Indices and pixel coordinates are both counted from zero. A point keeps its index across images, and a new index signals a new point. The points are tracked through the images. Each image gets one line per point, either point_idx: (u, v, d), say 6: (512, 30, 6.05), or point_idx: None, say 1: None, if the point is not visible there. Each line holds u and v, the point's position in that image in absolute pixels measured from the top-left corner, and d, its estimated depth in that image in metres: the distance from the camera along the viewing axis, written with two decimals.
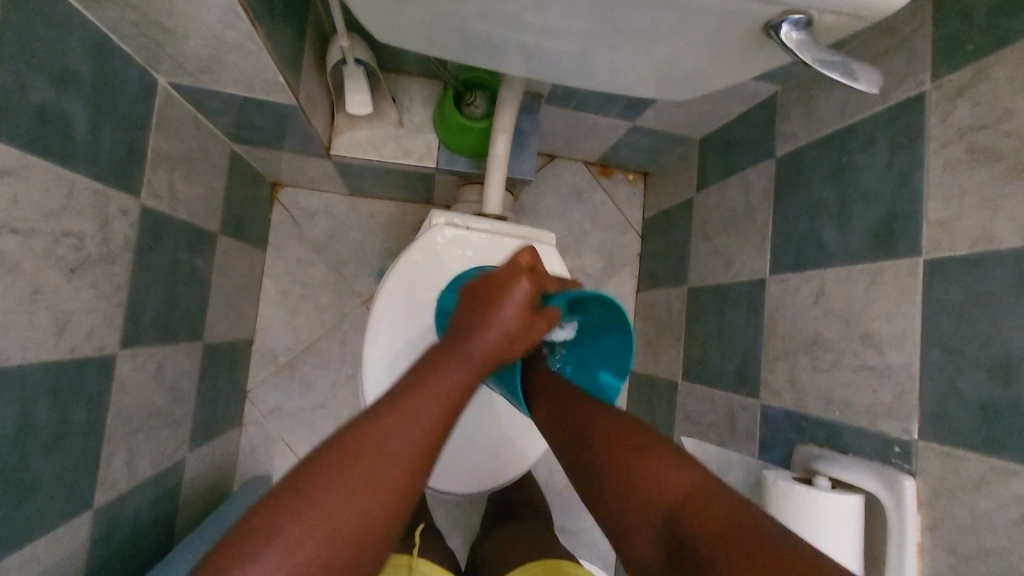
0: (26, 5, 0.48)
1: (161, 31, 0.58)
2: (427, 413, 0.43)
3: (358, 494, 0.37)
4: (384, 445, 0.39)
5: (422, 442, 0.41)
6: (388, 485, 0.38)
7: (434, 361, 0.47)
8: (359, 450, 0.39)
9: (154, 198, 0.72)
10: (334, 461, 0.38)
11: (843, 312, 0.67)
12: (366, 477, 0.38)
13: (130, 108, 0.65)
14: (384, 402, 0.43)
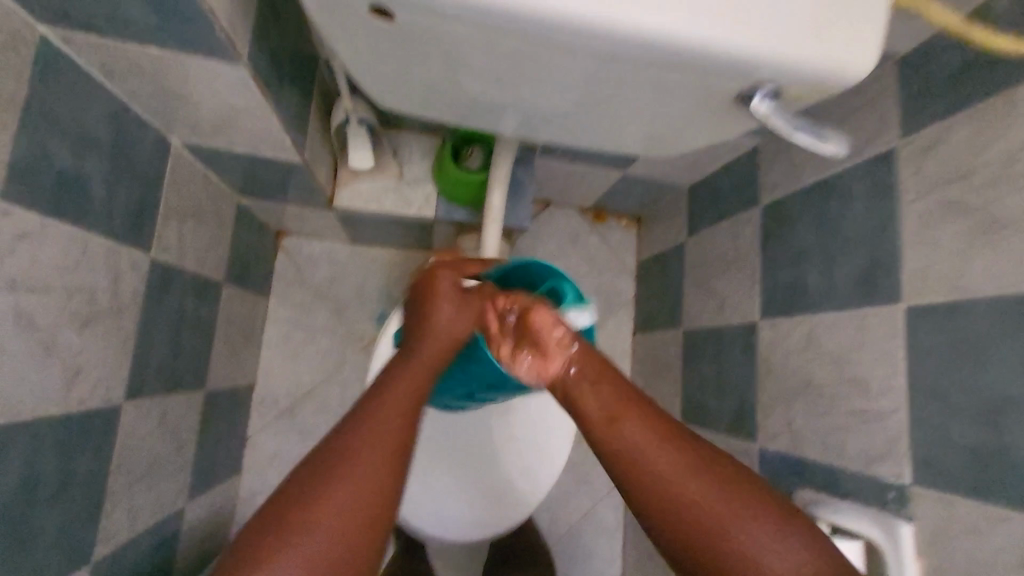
0: (55, 81, 0.52)
1: (178, 101, 0.62)
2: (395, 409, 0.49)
3: (344, 494, 0.43)
4: (357, 447, 0.45)
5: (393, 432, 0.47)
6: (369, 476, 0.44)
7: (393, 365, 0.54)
8: (336, 457, 0.45)
9: (164, 251, 0.75)
10: (317, 473, 0.44)
11: (833, 356, 0.68)
12: (350, 478, 0.43)
13: (144, 169, 0.68)
14: (354, 412, 0.49)
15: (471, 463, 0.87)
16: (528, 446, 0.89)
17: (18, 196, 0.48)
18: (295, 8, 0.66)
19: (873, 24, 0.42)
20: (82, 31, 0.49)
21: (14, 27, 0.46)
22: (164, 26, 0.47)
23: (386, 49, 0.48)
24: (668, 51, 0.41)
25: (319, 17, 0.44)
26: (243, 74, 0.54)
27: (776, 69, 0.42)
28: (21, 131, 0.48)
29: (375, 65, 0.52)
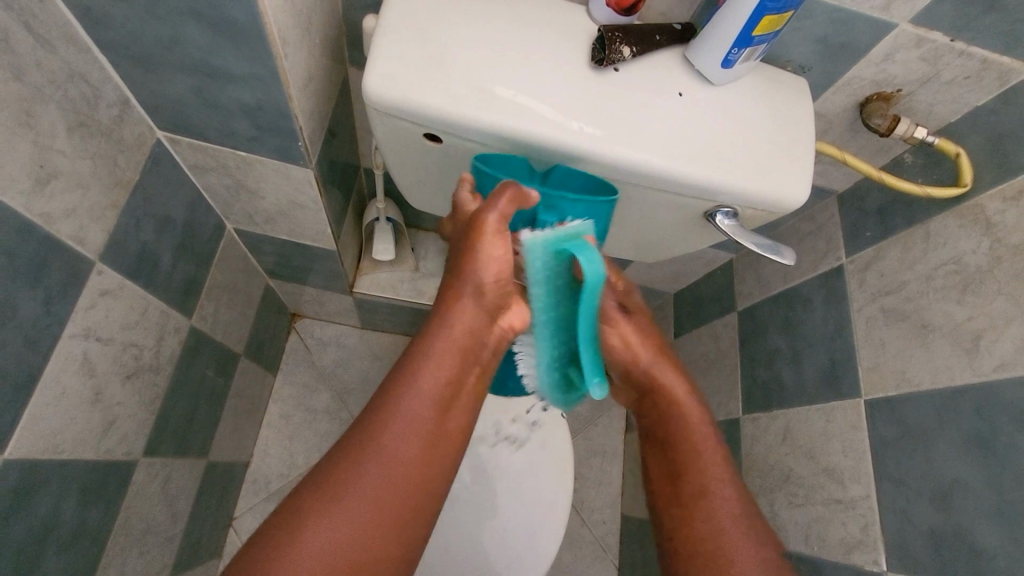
0: (155, 171, 0.63)
1: (244, 192, 0.74)
2: (399, 436, 0.46)
3: (356, 516, 0.42)
4: (375, 455, 0.45)
5: (410, 449, 0.46)
6: (389, 492, 0.44)
7: (399, 383, 0.49)
8: (348, 470, 0.44)
9: (201, 320, 0.83)
10: (336, 472, 0.44)
11: (808, 448, 0.75)
12: (361, 495, 0.43)
13: (202, 247, 0.79)
14: (372, 417, 0.47)
15: (461, 540, 0.89)
16: (519, 534, 0.90)
17: (109, 259, 0.57)
18: (350, 129, 0.81)
19: (804, 167, 0.56)
20: (189, 136, 0.61)
21: (139, 129, 0.59)
22: (258, 137, 0.59)
23: (426, 164, 0.60)
24: (649, 175, 0.53)
25: (381, 139, 0.57)
26: (307, 176, 0.66)
27: (736, 194, 0.54)
28: (125, 207, 0.59)
29: (413, 177, 0.64)
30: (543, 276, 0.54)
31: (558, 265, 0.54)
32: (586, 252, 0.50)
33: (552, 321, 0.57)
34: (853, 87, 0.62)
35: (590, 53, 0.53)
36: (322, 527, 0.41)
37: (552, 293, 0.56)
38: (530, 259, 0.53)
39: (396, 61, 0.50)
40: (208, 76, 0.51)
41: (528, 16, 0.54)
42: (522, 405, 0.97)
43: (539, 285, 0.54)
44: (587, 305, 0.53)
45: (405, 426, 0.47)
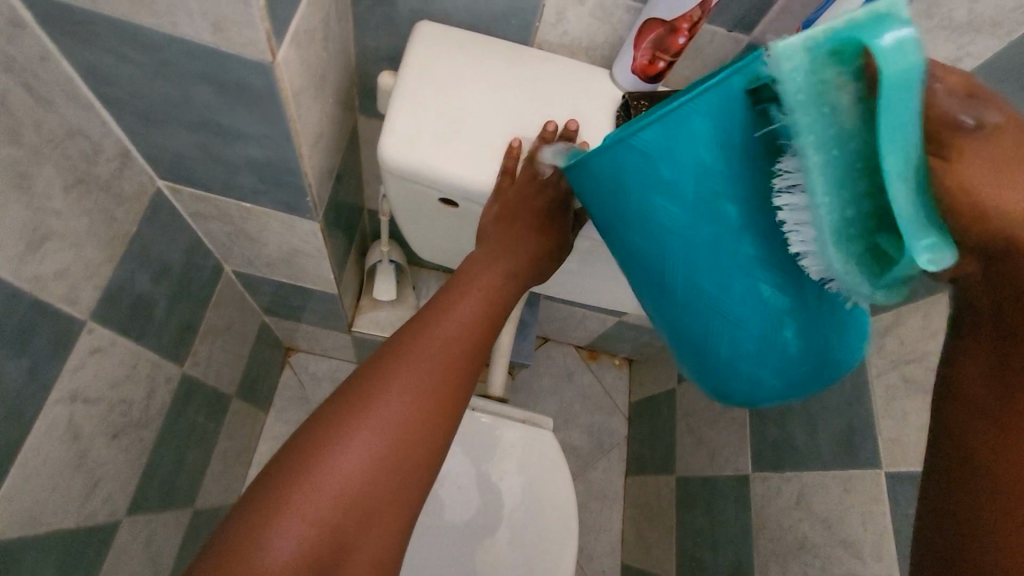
0: (154, 221, 0.61)
1: (245, 238, 0.71)
2: (413, 380, 0.38)
3: (369, 455, 0.35)
4: (391, 385, 0.37)
5: (432, 381, 0.38)
6: (408, 426, 0.37)
7: (420, 321, 0.41)
8: (362, 399, 0.37)
9: (194, 366, 0.80)
10: (344, 403, 0.37)
11: (824, 516, 0.72)
12: (364, 445, 0.35)
13: (199, 292, 0.76)
14: (390, 346, 0.40)
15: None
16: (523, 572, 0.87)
17: (101, 317, 0.54)
18: (357, 174, 0.80)
19: None
20: (191, 186, 0.59)
21: (139, 180, 0.56)
22: (264, 190, 0.57)
23: (440, 228, 0.58)
24: None
25: (394, 202, 0.54)
26: (314, 228, 0.64)
27: None
28: (121, 261, 0.56)
29: (426, 237, 0.62)
30: (808, 100, 0.21)
31: (829, 70, 0.21)
32: (884, 28, 0.20)
33: (833, 150, 0.22)
34: None
35: (616, 116, 0.51)
36: (315, 483, 0.34)
37: (824, 109, 0.21)
38: (784, 86, 0.21)
39: (414, 126, 0.48)
40: (215, 133, 0.48)
41: (549, 78, 0.52)
42: (524, 439, 0.92)
43: (805, 107, 0.21)
44: (896, 119, 0.20)
45: (427, 363, 0.39)
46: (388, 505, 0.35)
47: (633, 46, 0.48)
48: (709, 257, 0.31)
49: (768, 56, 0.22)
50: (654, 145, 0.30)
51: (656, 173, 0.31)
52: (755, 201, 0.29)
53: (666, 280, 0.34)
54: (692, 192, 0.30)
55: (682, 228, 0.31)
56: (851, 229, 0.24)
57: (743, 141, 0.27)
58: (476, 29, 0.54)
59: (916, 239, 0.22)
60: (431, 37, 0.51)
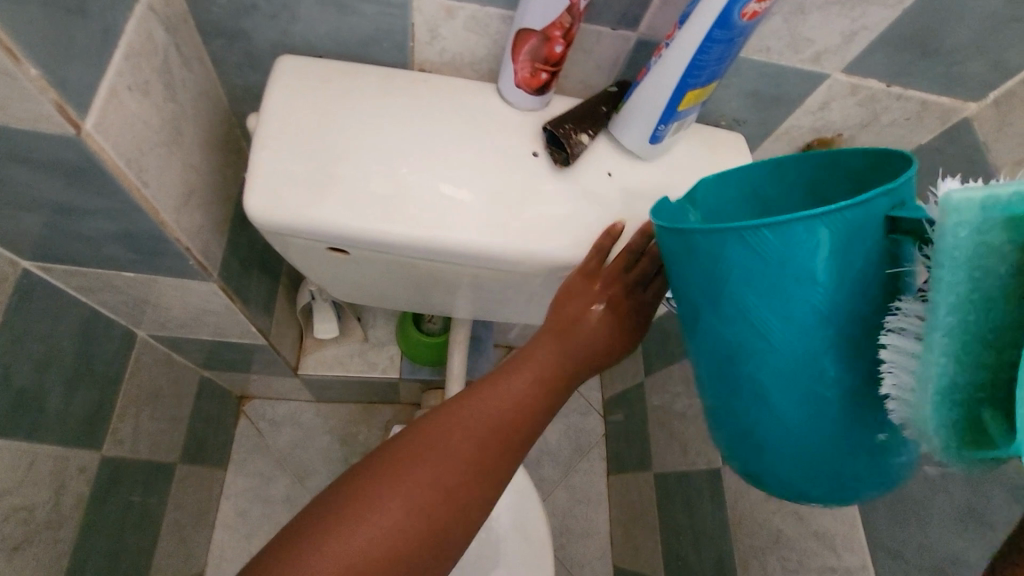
0: (27, 306, 0.55)
1: (146, 305, 0.65)
2: (454, 459, 0.37)
3: (385, 531, 0.34)
4: (438, 450, 0.37)
5: (477, 454, 0.37)
6: (440, 505, 0.36)
7: (479, 389, 0.40)
8: (405, 460, 0.36)
9: (116, 446, 0.74)
10: (386, 461, 0.36)
11: (794, 508, 0.70)
12: (400, 506, 0.35)
13: (107, 369, 0.70)
14: (448, 404, 0.40)
15: None
16: None
17: None
18: None
19: None
20: (62, 264, 0.53)
21: None
22: (140, 260, 0.51)
23: (346, 270, 0.53)
24: None
25: (285, 254, 0.50)
26: (213, 287, 0.59)
27: None
28: None
29: (337, 280, 0.57)
30: (965, 257, 0.21)
31: (997, 237, 0.20)
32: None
33: (971, 316, 0.21)
34: (791, 135, 0.58)
35: (550, 155, 0.47)
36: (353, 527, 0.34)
37: (978, 276, 0.21)
38: (943, 236, 0.21)
39: (281, 174, 0.43)
40: (56, 212, 0.43)
41: (434, 100, 0.48)
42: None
43: (959, 267, 0.21)
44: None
45: (470, 436, 0.38)
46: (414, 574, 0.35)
47: (512, 59, 0.44)
48: (800, 373, 0.29)
49: (941, 201, 0.21)
50: (768, 254, 0.27)
51: (760, 276, 0.28)
52: (844, 331, 0.28)
53: (732, 369, 0.31)
54: (798, 297, 0.28)
55: (774, 345, 0.29)
56: (958, 408, 0.22)
57: (853, 270, 0.27)
58: (347, 56, 0.50)
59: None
60: (294, 71, 0.46)
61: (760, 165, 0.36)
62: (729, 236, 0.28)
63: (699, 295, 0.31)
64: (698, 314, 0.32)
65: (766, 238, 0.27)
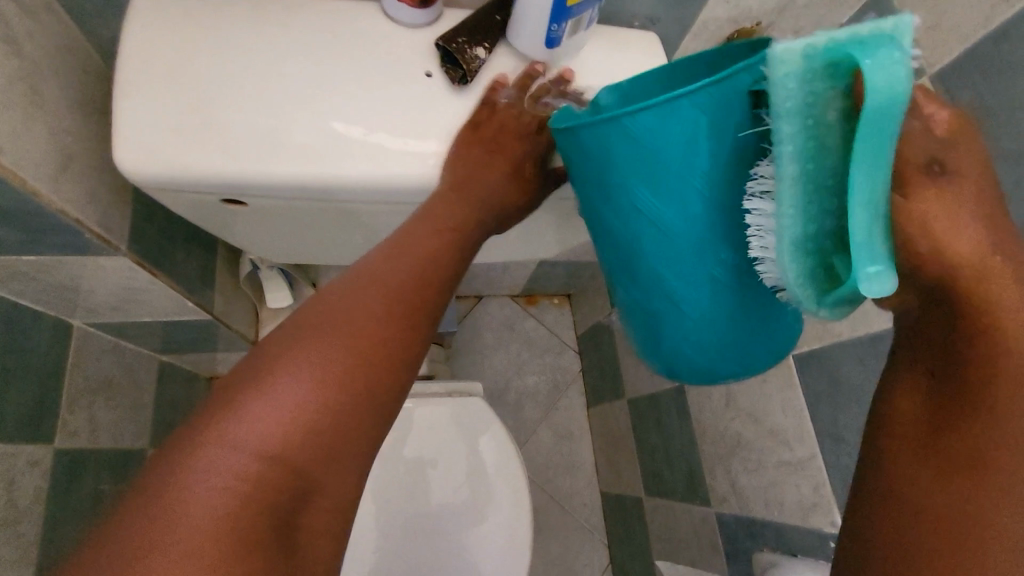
0: None
1: (67, 291, 0.63)
2: (303, 376, 0.31)
3: (228, 476, 0.28)
4: (283, 373, 0.31)
5: (340, 362, 0.32)
6: (301, 429, 0.30)
7: (332, 294, 0.34)
8: (246, 390, 0.30)
9: (70, 437, 0.73)
10: (222, 399, 0.30)
11: (750, 412, 0.72)
12: (244, 441, 0.29)
13: (42, 361, 0.67)
14: (301, 317, 0.34)
15: (435, 556, 0.78)
16: (493, 534, 0.79)
17: None
18: None
19: None
20: None
21: None
22: (32, 240, 0.48)
23: (256, 224, 0.51)
24: None
25: (183, 212, 0.47)
26: (126, 261, 0.56)
27: None
28: None
29: (255, 236, 0.55)
30: (800, 105, 0.24)
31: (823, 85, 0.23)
32: (882, 51, 0.22)
33: (809, 163, 0.25)
34: (710, 29, 0.55)
35: (447, 75, 0.44)
36: (224, 441, 0.29)
37: (811, 123, 0.24)
38: (779, 90, 0.24)
39: (150, 124, 0.40)
40: None
41: (311, 27, 0.44)
42: (474, 399, 0.84)
43: (794, 117, 0.24)
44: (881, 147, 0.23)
45: (327, 344, 0.32)
46: (327, 473, 0.31)
47: None
48: (688, 249, 0.32)
49: (772, 58, 0.23)
50: (648, 143, 0.29)
51: (642, 163, 0.30)
52: (721, 207, 0.31)
53: (631, 254, 0.35)
54: (678, 180, 0.30)
55: (661, 227, 0.32)
56: (812, 243, 0.26)
57: (726, 148, 0.29)
58: None
59: (862, 261, 0.24)
60: (150, 7, 0.42)
61: (660, 69, 0.34)
62: (615, 129, 0.30)
63: (596, 193, 0.34)
64: (595, 206, 0.35)
65: (645, 124, 0.29)
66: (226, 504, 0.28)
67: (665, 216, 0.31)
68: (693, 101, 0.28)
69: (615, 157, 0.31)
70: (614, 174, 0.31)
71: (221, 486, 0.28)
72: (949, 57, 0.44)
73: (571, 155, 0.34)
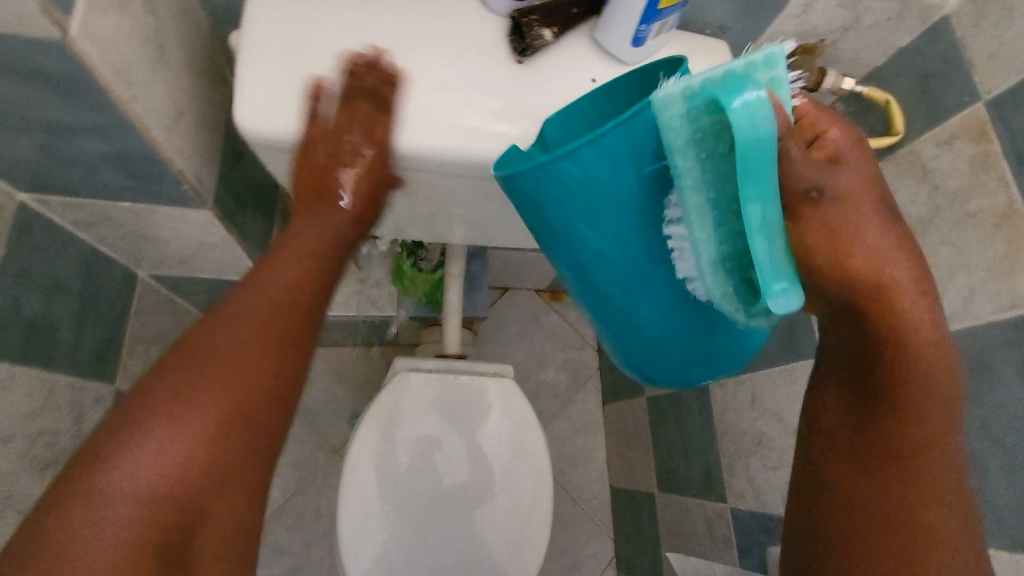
0: (30, 239, 0.56)
1: (144, 240, 0.67)
2: (196, 407, 0.41)
3: (143, 488, 0.39)
4: (173, 407, 0.40)
5: (225, 389, 0.42)
6: (197, 443, 0.41)
7: (198, 336, 0.43)
8: (141, 421, 0.40)
9: (127, 380, 0.77)
10: (119, 429, 0.39)
11: (775, 412, 0.75)
12: (154, 459, 0.39)
13: (112, 304, 0.72)
14: (174, 359, 0.42)
15: (444, 525, 0.81)
16: (505, 508, 0.83)
17: None
18: None
19: None
20: (59, 194, 0.54)
21: None
22: (135, 186, 0.52)
23: None
24: None
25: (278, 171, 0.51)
26: (208, 216, 0.60)
27: None
28: None
29: None
30: (692, 139, 0.34)
31: (705, 119, 0.33)
32: (744, 87, 0.31)
33: (709, 189, 0.35)
34: (775, 43, 0.58)
35: (509, 45, 0.47)
36: (122, 468, 0.38)
37: (704, 154, 0.34)
38: (674, 126, 0.34)
39: (268, 87, 0.44)
40: (49, 132, 0.43)
41: (411, 10, 0.47)
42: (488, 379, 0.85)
43: (688, 152, 0.34)
44: (761, 185, 0.33)
45: (214, 378, 0.42)
46: (214, 491, 0.41)
47: None
48: (624, 265, 0.42)
49: (660, 103, 0.33)
50: (579, 178, 0.38)
51: (581, 198, 0.39)
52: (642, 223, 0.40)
53: (588, 282, 0.44)
54: (605, 208, 0.39)
55: (602, 249, 0.41)
56: (727, 259, 0.37)
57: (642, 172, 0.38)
58: None
59: (769, 281, 0.35)
60: None
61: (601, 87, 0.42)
62: (558, 175, 0.38)
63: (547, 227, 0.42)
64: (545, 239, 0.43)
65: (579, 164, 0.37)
66: (138, 511, 0.38)
67: (604, 239, 0.41)
68: (608, 139, 0.36)
69: (562, 192, 0.39)
70: (557, 210, 0.40)
71: (125, 505, 0.38)
72: (1002, 86, 0.47)
73: (507, 187, 0.42)
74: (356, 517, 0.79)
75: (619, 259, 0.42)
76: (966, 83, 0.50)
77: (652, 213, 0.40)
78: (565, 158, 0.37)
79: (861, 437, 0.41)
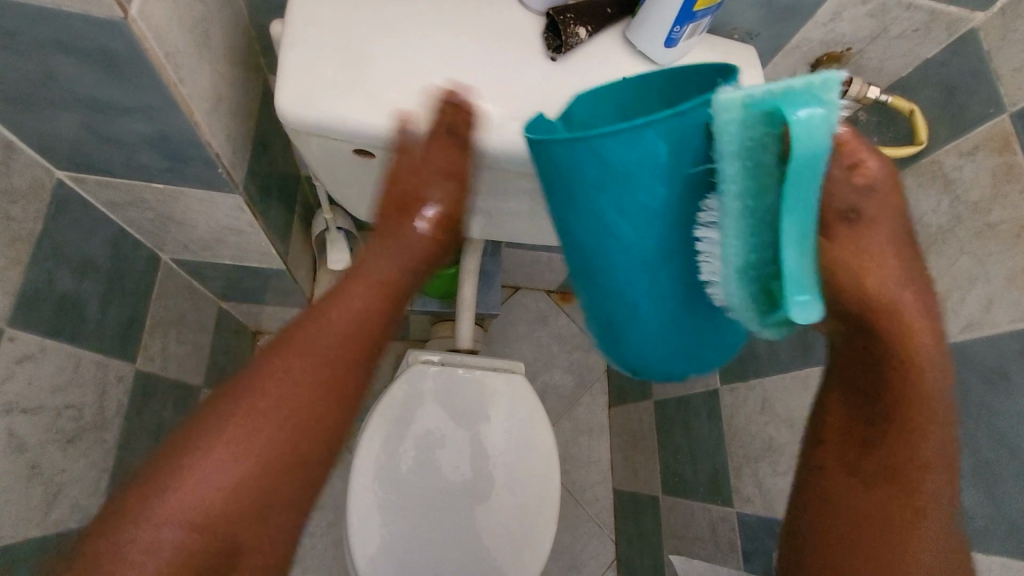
0: (65, 216, 0.58)
1: (172, 223, 0.68)
2: (246, 437, 0.43)
3: (191, 509, 0.41)
4: (224, 436, 0.43)
5: (274, 417, 0.44)
6: (245, 471, 0.42)
7: (257, 370, 0.45)
8: (194, 445, 0.42)
9: (147, 361, 0.78)
10: (180, 451, 0.43)
11: (786, 417, 0.76)
12: (204, 485, 0.42)
13: (136, 285, 0.73)
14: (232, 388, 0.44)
15: (450, 524, 0.81)
16: (509, 508, 0.83)
17: (21, 321, 0.54)
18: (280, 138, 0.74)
19: None
20: (95, 173, 0.55)
21: (32, 174, 0.53)
22: (172, 168, 0.53)
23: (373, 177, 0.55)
24: None
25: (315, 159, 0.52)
26: (237, 201, 0.61)
27: None
28: (32, 261, 0.54)
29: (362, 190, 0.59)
30: (743, 149, 0.33)
31: (760, 130, 0.32)
32: (806, 100, 0.30)
33: (749, 200, 0.34)
34: (802, 51, 0.59)
35: (544, 42, 0.48)
36: (179, 492, 0.41)
37: (750, 163, 0.33)
38: (725, 134, 0.33)
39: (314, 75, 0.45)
40: (95, 111, 0.45)
41: (451, 9, 0.48)
42: (498, 376, 0.86)
43: (735, 161, 0.33)
44: (799, 201, 0.31)
45: (264, 410, 0.43)
46: (256, 510, 0.43)
47: None
48: (641, 258, 0.42)
49: (717, 107, 0.33)
50: (613, 159, 0.38)
51: (612, 177, 0.39)
52: (670, 220, 0.40)
53: (595, 269, 0.44)
54: (634, 194, 0.39)
55: (620, 237, 0.42)
56: (752, 269, 0.36)
57: (682, 167, 0.38)
58: None
59: (793, 292, 0.32)
60: None
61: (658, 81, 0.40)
62: (590, 151, 0.38)
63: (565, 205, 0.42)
64: (564, 217, 0.43)
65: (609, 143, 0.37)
66: (186, 532, 0.41)
67: (624, 226, 0.41)
68: (654, 128, 0.36)
69: (585, 168, 0.39)
70: (583, 189, 0.40)
71: (175, 524, 0.41)
72: None
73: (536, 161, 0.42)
74: (362, 512, 0.79)
75: (637, 248, 0.42)
76: (991, 95, 0.51)
77: (680, 210, 0.40)
78: (609, 135, 0.37)
79: (862, 452, 0.42)
